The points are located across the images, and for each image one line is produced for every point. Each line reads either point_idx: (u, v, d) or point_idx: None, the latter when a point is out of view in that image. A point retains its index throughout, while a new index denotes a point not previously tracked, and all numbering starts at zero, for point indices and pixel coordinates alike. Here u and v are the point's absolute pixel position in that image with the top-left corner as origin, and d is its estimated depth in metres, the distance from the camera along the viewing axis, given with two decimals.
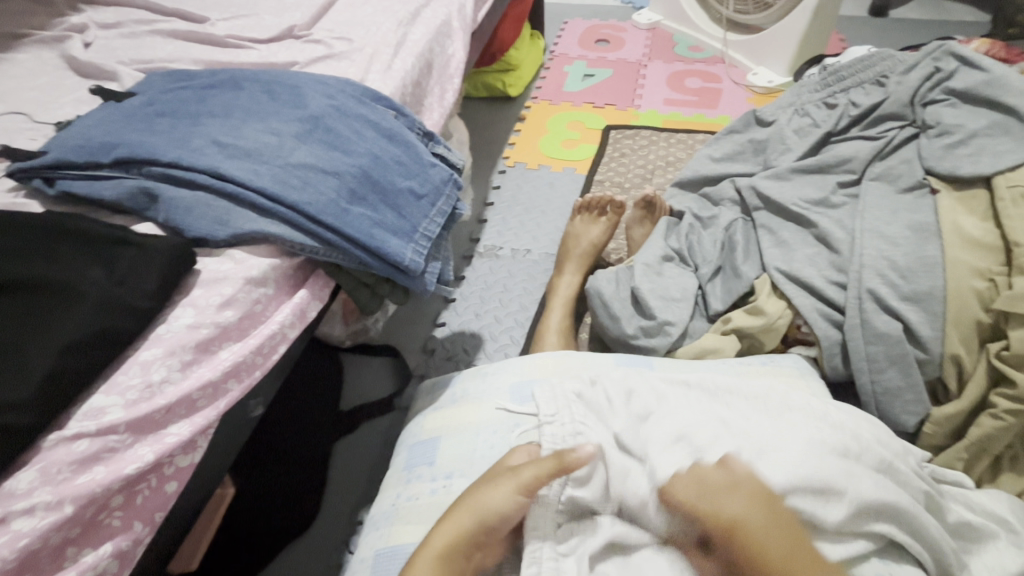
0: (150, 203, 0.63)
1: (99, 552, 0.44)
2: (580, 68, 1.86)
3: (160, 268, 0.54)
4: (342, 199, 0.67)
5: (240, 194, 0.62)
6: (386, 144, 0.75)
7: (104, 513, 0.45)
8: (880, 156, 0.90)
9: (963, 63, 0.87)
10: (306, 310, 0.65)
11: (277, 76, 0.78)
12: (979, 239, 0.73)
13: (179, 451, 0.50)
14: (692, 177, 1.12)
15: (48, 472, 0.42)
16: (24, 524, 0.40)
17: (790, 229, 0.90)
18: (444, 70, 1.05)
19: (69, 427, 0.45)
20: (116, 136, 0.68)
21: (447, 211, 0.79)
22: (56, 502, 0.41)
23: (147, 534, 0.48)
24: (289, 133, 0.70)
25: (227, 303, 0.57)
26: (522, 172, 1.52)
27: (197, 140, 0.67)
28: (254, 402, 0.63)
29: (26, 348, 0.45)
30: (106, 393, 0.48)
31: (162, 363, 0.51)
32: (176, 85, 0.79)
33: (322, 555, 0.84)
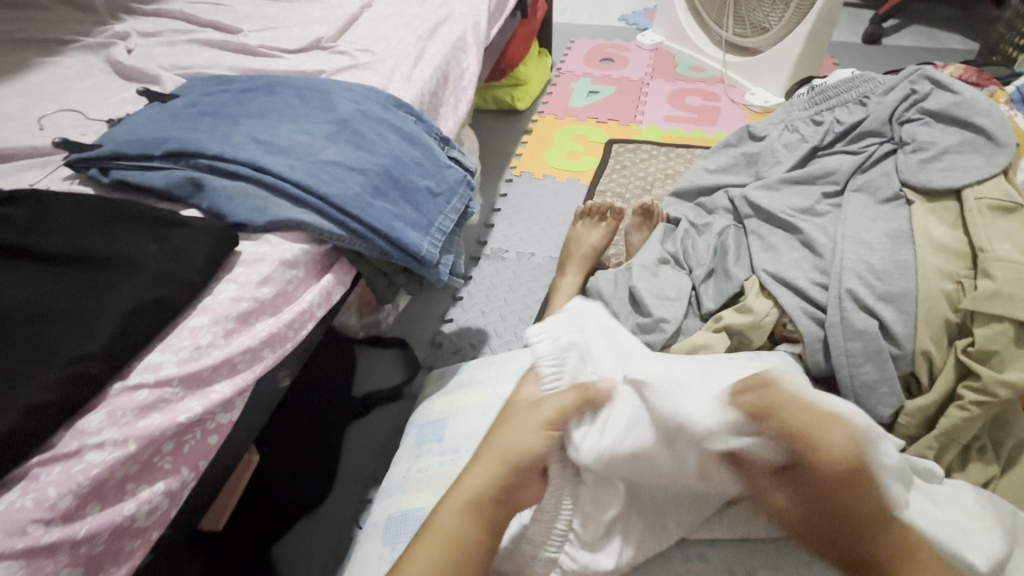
0: (195, 191, 0.70)
1: (153, 488, 0.49)
2: (586, 84, 1.95)
3: (209, 246, 0.61)
4: (367, 193, 0.74)
5: (277, 186, 0.69)
6: (407, 146, 0.82)
7: (158, 456, 0.50)
8: (861, 170, 0.96)
9: (936, 84, 0.94)
10: (331, 293, 0.71)
11: (308, 83, 0.86)
12: (948, 245, 0.80)
13: (220, 409, 0.55)
14: (688, 187, 1.19)
15: (114, 415, 0.48)
16: (95, 456, 0.46)
17: (778, 235, 0.96)
18: (458, 82, 1.13)
19: (131, 379, 0.51)
20: (164, 132, 0.75)
21: (460, 209, 0.86)
22: (121, 440, 0.47)
23: (192, 479, 0.53)
24: (321, 133, 0.77)
25: (264, 281, 0.64)
26: (528, 180, 1.59)
27: (238, 137, 0.74)
28: (281, 374, 0.69)
29: (95, 308, 0.51)
30: (161, 352, 0.54)
31: (209, 329, 0.57)
32: (216, 88, 0.87)
33: (335, 528, 0.90)
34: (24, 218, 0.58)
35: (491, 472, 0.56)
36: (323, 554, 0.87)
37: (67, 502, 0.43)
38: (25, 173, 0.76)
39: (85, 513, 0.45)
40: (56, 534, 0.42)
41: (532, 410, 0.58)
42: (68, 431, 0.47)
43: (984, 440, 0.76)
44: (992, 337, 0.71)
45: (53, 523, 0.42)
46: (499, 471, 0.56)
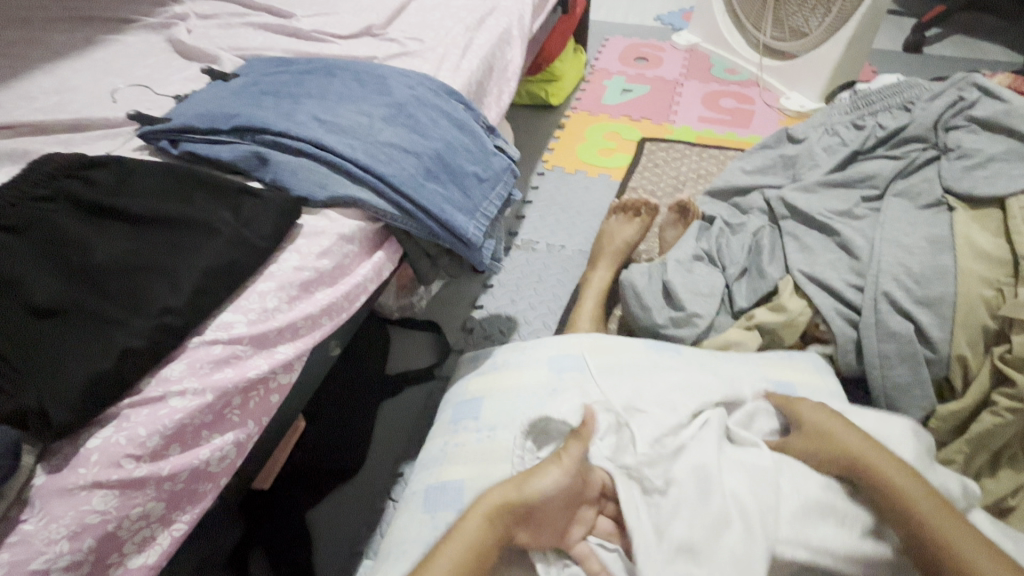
0: (260, 165, 0.73)
1: (224, 438, 0.53)
2: (620, 82, 1.96)
3: (277, 216, 0.64)
4: (420, 175, 0.77)
5: (338, 163, 0.73)
6: (457, 132, 0.85)
7: (228, 408, 0.53)
8: (902, 175, 0.97)
9: (985, 93, 0.95)
10: (382, 269, 0.74)
11: (365, 67, 0.89)
12: (989, 252, 0.80)
13: (282, 369, 0.59)
14: (724, 186, 1.20)
15: (193, 366, 0.52)
16: (178, 402, 0.49)
17: (814, 236, 0.97)
18: (502, 73, 1.15)
19: (207, 334, 0.55)
20: (231, 109, 0.79)
21: (503, 195, 0.88)
22: (200, 389, 0.51)
23: (256, 433, 0.56)
24: (378, 116, 0.80)
25: (324, 253, 0.67)
26: (560, 174, 1.61)
27: (301, 115, 0.77)
28: (333, 343, 0.72)
29: (177, 268, 0.55)
30: (233, 312, 0.58)
31: (275, 294, 0.61)
32: (276, 70, 0.91)
33: (369, 500, 0.93)
34: (111, 182, 0.62)
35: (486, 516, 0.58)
36: (357, 525, 0.91)
37: (155, 441, 0.47)
38: (99, 143, 0.80)
39: (168, 453, 0.48)
40: (145, 470, 0.46)
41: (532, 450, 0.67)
42: (152, 377, 0.50)
43: (1016, 448, 0.74)
44: None
45: (142, 459, 0.46)
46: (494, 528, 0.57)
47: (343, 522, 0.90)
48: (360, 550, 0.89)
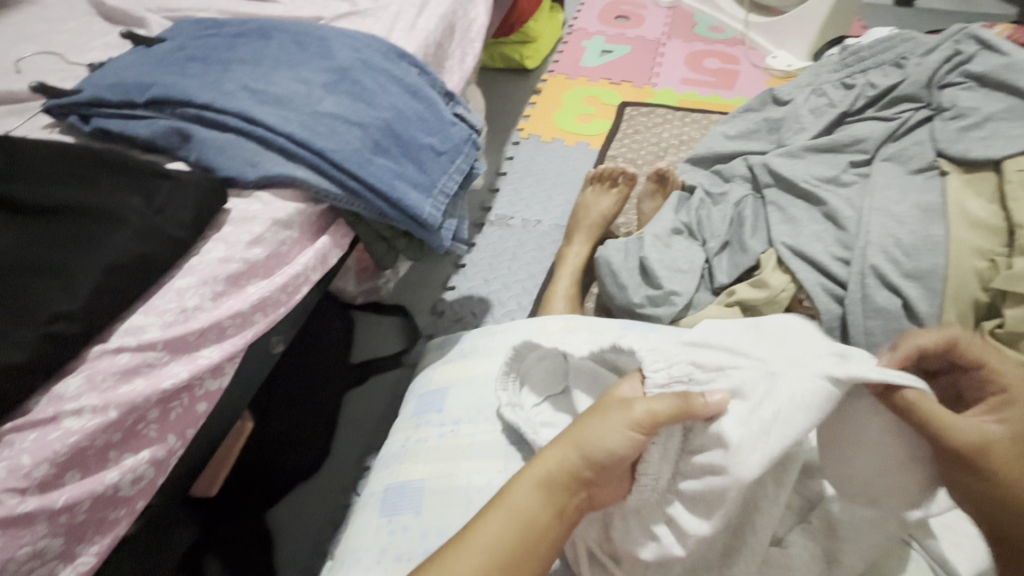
0: (183, 143, 0.65)
1: (138, 457, 0.47)
2: (599, 43, 1.85)
3: (196, 201, 0.56)
4: (366, 150, 0.69)
5: (270, 138, 0.65)
6: (410, 100, 0.77)
7: (142, 424, 0.47)
8: (893, 138, 0.91)
9: (983, 46, 0.88)
10: (327, 256, 0.67)
11: (304, 28, 0.79)
12: (983, 220, 0.74)
13: (208, 375, 0.52)
14: (705, 153, 1.13)
15: (94, 379, 0.46)
16: (74, 423, 0.43)
17: (799, 206, 0.91)
18: (466, 34, 1.05)
19: (111, 341, 0.48)
20: (149, 78, 0.69)
21: (465, 169, 0.81)
22: (102, 406, 0.44)
23: (180, 447, 0.51)
24: (317, 82, 0.71)
25: (255, 241, 0.60)
26: (536, 144, 1.53)
27: (228, 84, 0.68)
28: (276, 340, 0.66)
29: (72, 266, 0.48)
30: (145, 314, 0.51)
31: (196, 290, 0.54)
32: (205, 32, 0.81)
33: (334, 498, 0.89)
34: None
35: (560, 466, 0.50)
36: (321, 524, 0.86)
37: (44, 470, 0.41)
38: (2, 120, 0.71)
39: (65, 481, 0.42)
40: (33, 504, 0.40)
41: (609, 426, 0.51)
42: (45, 394, 0.44)
43: None
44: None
45: (29, 491, 0.40)
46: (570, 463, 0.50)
47: (307, 518, 0.87)
48: (324, 550, 0.84)
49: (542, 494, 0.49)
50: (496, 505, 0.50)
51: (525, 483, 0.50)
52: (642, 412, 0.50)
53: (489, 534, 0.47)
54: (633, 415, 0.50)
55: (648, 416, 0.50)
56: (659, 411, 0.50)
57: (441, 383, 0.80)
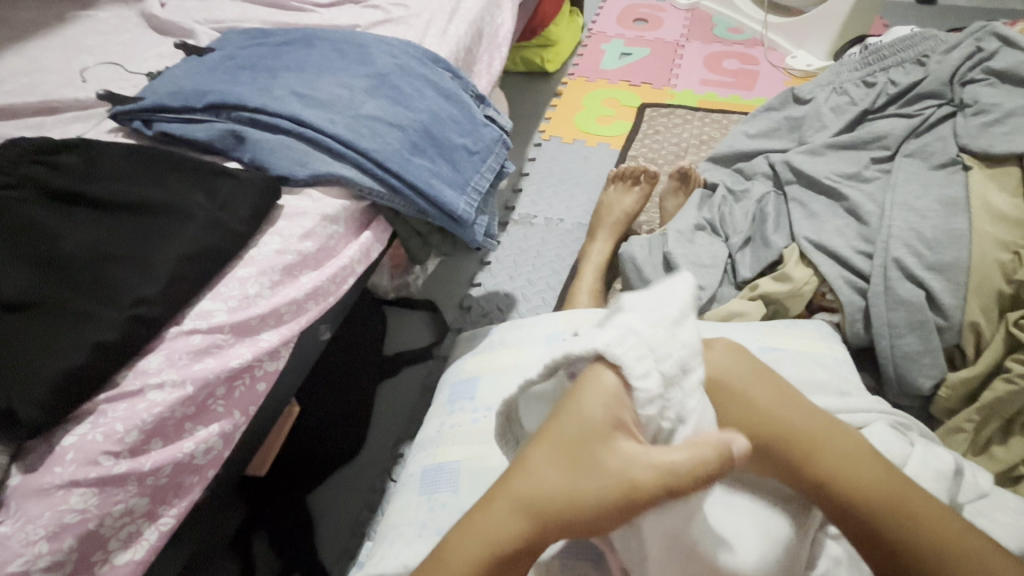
0: (237, 144, 0.70)
1: (209, 429, 0.51)
2: (618, 46, 1.88)
3: (254, 197, 0.61)
4: (406, 150, 0.73)
5: (318, 139, 0.69)
6: (444, 103, 0.81)
7: (212, 399, 0.52)
8: (915, 134, 0.92)
9: (1005, 42, 0.89)
10: (370, 250, 0.71)
11: (345, 36, 0.84)
12: (1006, 214, 0.76)
13: (267, 357, 0.57)
14: (727, 152, 1.15)
15: (172, 357, 0.50)
16: (157, 395, 0.48)
17: (821, 202, 0.93)
18: (493, 39, 1.09)
19: (185, 324, 0.53)
20: (205, 85, 0.75)
21: (495, 168, 0.85)
22: (180, 381, 0.49)
23: (243, 423, 0.55)
24: (359, 87, 0.76)
25: (307, 235, 0.64)
26: (558, 145, 1.56)
27: (278, 90, 0.73)
28: (322, 328, 0.70)
29: (149, 256, 0.53)
30: (212, 300, 0.55)
31: (256, 279, 0.58)
32: (252, 42, 0.86)
33: (370, 482, 0.93)
34: (78, 166, 0.59)
35: (521, 523, 0.38)
36: (358, 507, 0.90)
37: (133, 436, 0.46)
38: (71, 126, 0.76)
39: (149, 448, 0.47)
40: (125, 466, 0.44)
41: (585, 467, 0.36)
42: (130, 370, 0.49)
43: None
44: None
45: (121, 455, 0.45)
46: (535, 522, 0.37)
47: (345, 502, 0.91)
48: (361, 531, 0.88)
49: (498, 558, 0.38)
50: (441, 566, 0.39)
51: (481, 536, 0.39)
52: (653, 484, 0.34)
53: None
54: (636, 482, 0.35)
55: (657, 483, 0.34)
56: (676, 479, 0.34)
57: (469, 374, 0.84)
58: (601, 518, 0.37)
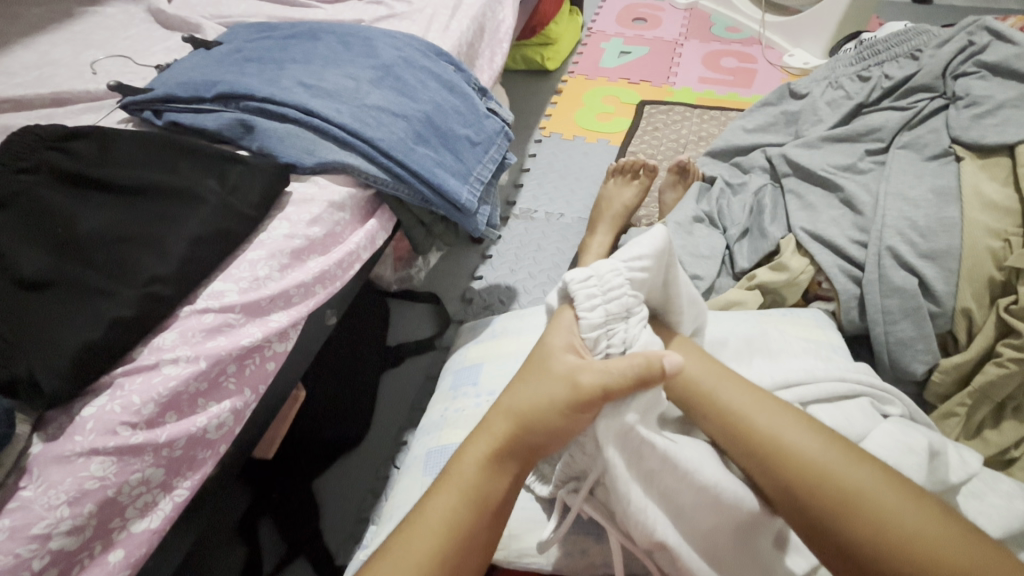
0: (246, 133, 0.72)
1: (221, 405, 0.53)
2: (617, 45, 1.90)
3: (264, 183, 0.63)
4: (410, 139, 0.75)
5: (325, 128, 0.71)
6: (447, 94, 0.82)
7: (223, 376, 0.53)
8: (908, 126, 0.94)
9: (996, 36, 0.91)
10: (375, 237, 0.73)
11: (351, 29, 0.86)
12: (997, 202, 0.77)
13: (276, 337, 0.58)
14: (724, 146, 1.17)
15: (185, 334, 0.52)
16: (171, 370, 0.49)
17: (817, 193, 0.94)
18: (494, 34, 1.11)
19: (198, 303, 0.54)
20: (214, 76, 0.76)
21: (497, 159, 0.86)
22: (194, 357, 0.51)
23: (254, 401, 0.56)
24: (365, 78, 0.77)
25: (314, 220, 0.66)
26: (558, 141, 1.58)
27: (286, 80, 0.75)
28: (328, 313, 0.72)
29: (164, 237, 0.54)
30: (224, 281, 0.57)
31: (266, 262, 0.60)
32: (259, 36, 0.88)
33: (374, 469, 0.94)
34: (93, 152, 0.61)
35: (504, 429, 0.49)
36: (364, 493, 0.91)
37: (150, 409, 0.47)
38: (81, 117, 0.78)
39: (164, 421, 0.48)
40: (142, 437, 0.46)
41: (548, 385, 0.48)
42: (145, 346, 0.50)
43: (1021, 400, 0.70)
44: None
45: (138, 426, 0.46)
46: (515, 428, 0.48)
47: (350, 488, 0.92)
48: (364, 516, 0.89)
49: (492, 466, 0.48)
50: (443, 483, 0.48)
51: (474, 457, 0.48)
52: (593, 381, 0.47)
53: (443, 508, 0.46)
54: (580, 383, 0.47)
55: (596, 383, 0.47)
56: (610, 381, 0.47)
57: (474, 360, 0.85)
58: (562, 420, 0.47)
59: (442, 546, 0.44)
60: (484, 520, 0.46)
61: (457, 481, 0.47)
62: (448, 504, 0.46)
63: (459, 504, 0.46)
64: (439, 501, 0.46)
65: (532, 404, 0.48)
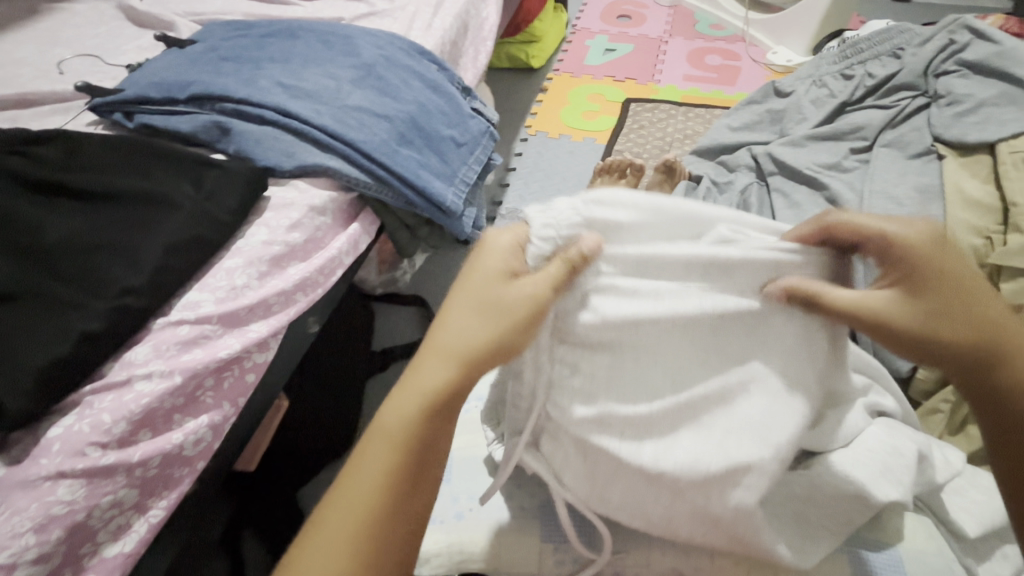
0: (222, 136, 0.69)
1: (198, 421, 0.51)
2: (602, 42, 1.89)
3: (241, 188, 0.60)
4: (393, 141, 0.73)
5: (305, 130, 0.69)
6: (431, 94, 0.81)
7: (200, 391, 0.51)
8: (892, 125, 0.95)
9: (976, 35, 0.92)
10: (358, 242, 0.71)
11: (330, 27, 0.84)
12: (980, 200, 0.78)
13: (256, 348, 0.56)
14: (710, 145, 1.16)
15: (159, 348, 0.50)
16: (144, 386, 0.47)
17: (803, 192, 0.95)
18: (478, 32, 1.09)
19: (172, 315, 0.52)
20: (187, 76, 0.74)
21: (483, 160, 0.85)
22: (168, 371, 0.48)
23: (233, 414, 0.54)
24: (346, 78, 0.75)
25: (294, 226, 0.64)
26: (544, 140, 1.57)
27: (263, 81, 0.73)
28: (310, 320, 0.70)
29: (135, 246, 0.52)
30: (200, 291, 0.55)
31: (244, 270, 0.58)
32: (235, 34, 0.85)
33: None
34: (58, 157, 0.58)
35: (450, 373, 0.35)
36: None
37: (121, 427, 0.45)
38: (48, 119, 0.75)
39: (138, 439, 0.46)
40: (113, 457, 0.44)
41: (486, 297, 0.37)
42: (116, 361, 0.48)
43: None
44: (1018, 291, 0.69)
45: (109, 446, 0.44)
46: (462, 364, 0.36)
47: None
48: None
49: (431, 419, 0.35)
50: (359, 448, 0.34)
51: (402, 406, 0.35)
52: (543, 288, 0.37)
53: (366, 475, 0.33)
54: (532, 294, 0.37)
55: (545, 288, 0.37)
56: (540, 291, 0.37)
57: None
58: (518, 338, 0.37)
59: (368, 534, 0.32)
60: (419, 490, 0.34)
61: (380, 442, 0.34)
62: (379, 464, 0.33)
63: (395, 465, 0.33)
64: (365, 461, 0.34)
65: (460, 323, 0.37)
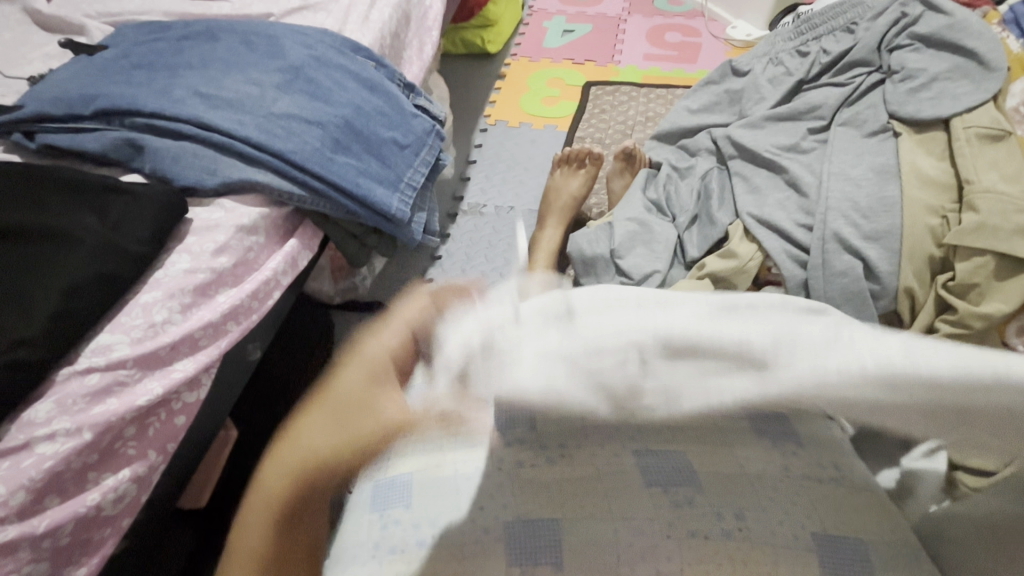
0: (136, 154, 0.64)
1: (118, 476, 0.47)
2: (560, 23, 1.84)
3: (155, 214, 0.55)
4: (327, 148, 0.67)
5: (227, 144, 0.63)
6: (368, 95, 0.75)
7: (119, 442, 0.47)
8: (848, 102, 0.93)
9: (928, 6, 0.90)
10: (297, 259, 0.66)
11: (253, 26, 0.77)
12: (935, 178, 0.77)
13: (185, 388, 0.52)
14: (670, 129, 1.14)
15: (64, 403, 0.45)
16: (47, 448, 0.43)
17: (763, 175, 0.92)
18: (422, 22, 1.03)
19: (80, 362, 0.48)
20: (94, 88, 0.67)
21: (430, 162, 0.80)
22: (75, 429, 0.44)
23: (162, 462, 0.50)
24: (271, 83, 0.69)
25: (220, 250, 0.59)
26: (504, 129, 1.52)
27: (178, 90, 0.67)
28: (252, 346, 0.66)
29: (29, 290, 0.47)
30: (112, 332, 0.50)
31: (163, 304, 0.53)
32: (149, 37, 0.78)
33: None
34: None
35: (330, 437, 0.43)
36: None
37: (20, 497, 0.41)
38: None
39: (43, 507, 0.42)
40: (13, 532, 0.40)
41: (376, 398, 0.45)
42: (14, 422, 0.44)
43: None
44: (972, 270, 0.69)
45: (7, 520, 0.40)
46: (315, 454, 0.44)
47: None
48: None
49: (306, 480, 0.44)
50: (309, 408, 0.45)
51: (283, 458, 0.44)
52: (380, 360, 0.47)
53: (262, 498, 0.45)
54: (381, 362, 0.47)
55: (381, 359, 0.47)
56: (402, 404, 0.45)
57: None
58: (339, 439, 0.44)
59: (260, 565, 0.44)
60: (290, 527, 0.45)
61: (278, 477, 0.44)
62: (274, 494, 0.44)
63: (281, 499, 0.44)
64: (268, 477, 0.45)
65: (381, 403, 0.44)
